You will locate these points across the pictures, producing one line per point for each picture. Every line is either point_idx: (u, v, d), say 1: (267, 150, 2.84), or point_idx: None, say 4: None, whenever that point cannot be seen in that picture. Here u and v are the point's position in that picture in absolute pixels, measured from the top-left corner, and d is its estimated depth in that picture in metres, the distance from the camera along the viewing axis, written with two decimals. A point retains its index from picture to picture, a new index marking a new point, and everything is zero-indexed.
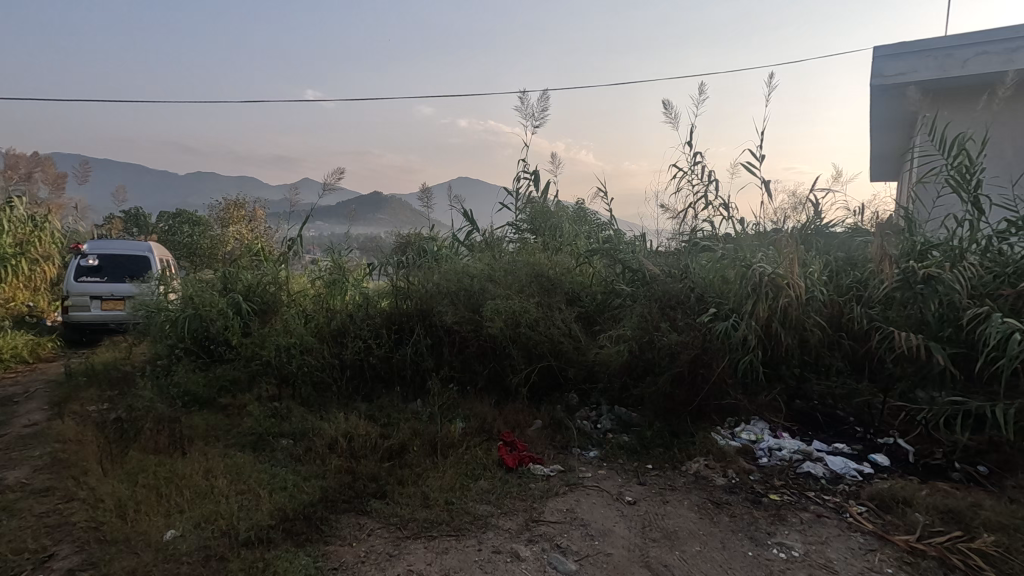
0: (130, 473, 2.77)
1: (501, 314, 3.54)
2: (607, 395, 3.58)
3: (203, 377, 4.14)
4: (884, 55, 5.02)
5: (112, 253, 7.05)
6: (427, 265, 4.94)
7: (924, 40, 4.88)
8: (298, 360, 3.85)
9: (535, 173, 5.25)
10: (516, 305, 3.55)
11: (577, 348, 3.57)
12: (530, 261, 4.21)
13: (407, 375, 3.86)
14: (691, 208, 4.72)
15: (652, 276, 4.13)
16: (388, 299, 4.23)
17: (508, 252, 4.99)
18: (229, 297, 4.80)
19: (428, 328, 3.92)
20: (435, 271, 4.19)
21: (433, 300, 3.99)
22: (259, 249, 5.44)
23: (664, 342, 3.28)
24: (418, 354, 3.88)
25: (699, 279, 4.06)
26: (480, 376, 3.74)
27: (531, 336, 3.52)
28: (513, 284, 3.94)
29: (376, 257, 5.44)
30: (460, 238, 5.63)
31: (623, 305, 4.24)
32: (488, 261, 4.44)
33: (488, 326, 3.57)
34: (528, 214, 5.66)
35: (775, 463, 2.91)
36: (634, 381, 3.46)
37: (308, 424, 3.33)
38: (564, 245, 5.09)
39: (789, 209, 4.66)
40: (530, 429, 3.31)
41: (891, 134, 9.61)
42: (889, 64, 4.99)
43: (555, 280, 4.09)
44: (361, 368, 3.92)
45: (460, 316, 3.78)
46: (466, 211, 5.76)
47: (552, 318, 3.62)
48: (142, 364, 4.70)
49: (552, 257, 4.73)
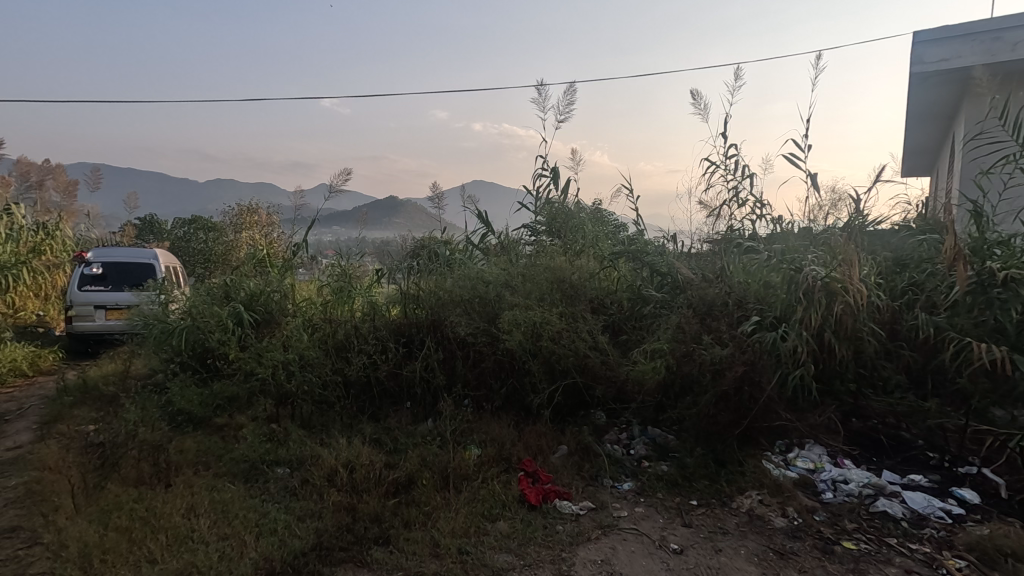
0: (103, 512, 2.45)
1: (520, 326, 3.18)
2: (640, 415, 3.19)
3: (200, 395, 3.84)
4: (923, 42, 4.66)
5: (118, 260, 6.86)
6: (440, 272, 4.57)
7: (967, 23, 4.51)
8: (298, 377, 3.52)
9: (554, 170, 4.88)
10: (536, 316, 3.18)
11: (606, 361, 3.18)
12: (552, 266, 3.85)
13: (417, 393, 3.51)
14: (725, 206, 4.31)
15: (686, 280, 3.80)
16: (397, 310, 3.91)
17: (525, 256, 4.62)
18: (230, 307, 4.52)
19: (438, 340, 3.57)
20: (448, 278, 3.90)
21: (448, 308, 3.67)
22: (264, 256, 5.18)
23: (706, 357, 2.89)
24: (428, 370, 3.51)
25: (738, 283, 3.67)
26: (497, 394, 3.37)
27: (554, 350, 3.15)
28: (532, 291, 3.59)
29: (385, 262, 5.10)
30: (474, 241, 5.31)
31: (653, 315, 3.86)
32: (504, 265, 4.09)
33: (506, 339, 3.21)
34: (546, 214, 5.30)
35: (842, 501, 2.50)
36: (671, 401, 3.07)
37: (307, 451, 3.00)
38: (586, 247, 4.70)
39: (828, 205, 4.23)
40: (555, 457, 2.93)
41: (928, 126, 9.07)
42: (929, 50, 4.63)
43: (578, 286, 3.72)
44: (366, 385, 3.59)
45: (474, 328, 3.43)
46: (480, 212, 5.40)
47: (577, 329, 3.23)
48: (138, 379, 4.43)
49: (573, 260, 4.37)
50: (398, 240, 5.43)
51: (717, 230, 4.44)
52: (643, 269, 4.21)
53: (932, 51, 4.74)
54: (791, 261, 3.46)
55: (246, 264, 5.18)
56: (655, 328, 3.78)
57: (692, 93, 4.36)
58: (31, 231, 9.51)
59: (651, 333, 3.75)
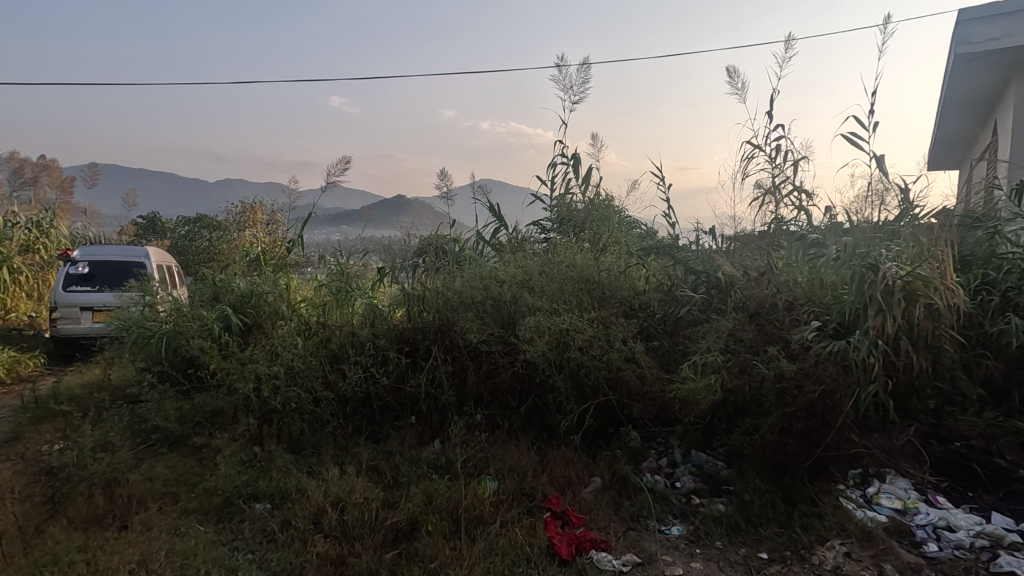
0: (36, 566, 2.00)
1: (543, 334, 2.69)
2: (685, 439, 2.72)
3: (176, 410, 3.39)
4: (971, 19, 4.24)
5: (106, 260, 6.45)
6: (446, 272, 4.09)
7: None
8: (285, 393, 3.06)
9: (574, 157, 4.38)
10: (562, 322, 2.69)
11: (645, 375, 2.68)
12: (575, 265, 3.36)
13: (422, 411, 3.05)
14: (772, 196, 3.84)
15: (731, 279, 3.32)
16: (400, 314, 3.44)
17: (542, 253, 4.13)
18: (217, 310, 4.08)
19: (448, 349, 3.10)
20: (457, 277, 3.44)
21: (458, 313, 3.22)
22: (261, 256, 4.80)
23: (769, 373, 2.39)
24: (435, 384, 3.04)
25: (794, 283, 3.16)
26: (515, 413, 2.91)
27: (582, 363, 2.66)
28: (554, 293, 3.11)
29: (390, 261, 4.64)
30: (485, 237, 4.84)
31: (691, 320, 3.36)
32: (519, 262, 3.60)
33: (526, 350, 2.73)
34: (563, 207, 4.86)
35: (951, 555, 2.00)
36: (724, 423, 2.59)
37: (293, 483, 2.54)
38: (612, 242, 4.20)
39: (870, 198, 3.73)
40: (587, 491, 2.46)
41: (966, 116, 8.51)
42: (978, 28, 4.24)
43: (606, 287, 3.23)
44: (364, 401, 3.13)
45: (489, 335, 2.96)
46: (491, 204, 4.89)
47: (610, 338, 2.75)
48: (115, 390, 3.99)
49: (598, 257, 3.89)
50: (403, 236, 4.96)
51: (761, 223, 3.92)
52: (677, 267, 3.71)
53: (975, 28, 4.27)
54: (859, 256, 2.93)
55: (239, 263, 4.78)
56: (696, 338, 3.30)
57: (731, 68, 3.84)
58: (23, 230, 9.14)
59: (689, 341, 3.25)
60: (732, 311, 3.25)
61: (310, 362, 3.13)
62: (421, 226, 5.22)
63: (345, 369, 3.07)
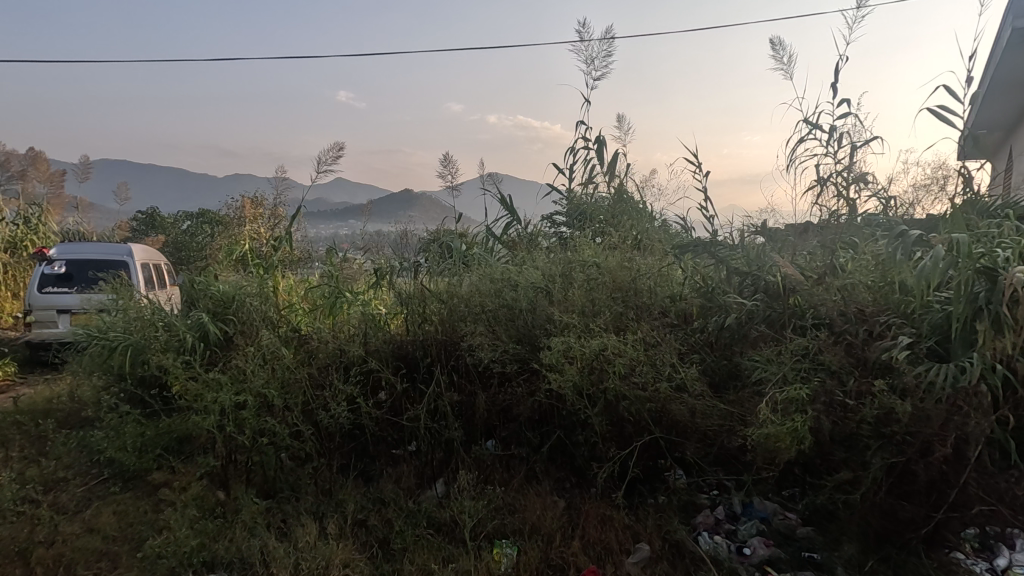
0: None
1: (572, 359, 2.14)
2: (750, 490, 2.19)
3: (126, 440, 2.80)
4: None
5: (86, 258, 5.98)
6: (450, 275, 3.55)
7: None
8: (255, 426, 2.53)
9: (596, 141, 3.81)
10: (597, 344, 2.13)
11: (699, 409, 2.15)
12: (603, 268, 2.80)
13: (423, 447, 2.52)
14: (833, 182, 3.24)
15: (789, 283, 2.69)
16: (395, 326, 2.91)
17: (560, 252, 3.57)
18: (190, 318, 3.58)
19: (454, 371, 2.57)
20: (466, 285, 2.90)
21: (466, 327, 2.70)
22: (244, 252, 4.34)
23: (871, 415, 1.83)
24: (438, 415, 2.51)
25: (872, 286, 2.54)
26: (537, 454, 2.39)
27: (622, 395, 2.12)
28: (582, 304, 2.57)
29: (390, 257, 4.05)
30: (496, 232, 4.30)
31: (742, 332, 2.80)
32: (535, 263, 3.05)
33: (551, 377, 2.18)
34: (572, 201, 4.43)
35: None
36: (804, 474, 2.06)
37: (261, 548, 2.05)
38: (642, 239, 3.62)
39: (927, 186, 3.24)
40: (631, 563, 1.94)
41: (1014, 98, 7.86)
42: None
43: (643, 294, 2.67)
44: (354, 434, 2.61)
45: (505, 357, 2.43)
46: (504, 196, 4.42)
47: (655, 363, 2.19)
48: (74, 410, 3.50)
49: (627, 256, 3.34)
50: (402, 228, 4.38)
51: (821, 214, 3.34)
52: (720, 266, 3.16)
53: None
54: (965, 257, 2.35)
55: (221, 264, 4.29)
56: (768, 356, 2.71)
57: (777, 40, 3.01)
58: (11, 226, 8.69)
59: (742, 358, 2.71)
60: (793, 322, 2.68)
61: (286, 384, 2.59)
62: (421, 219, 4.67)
63: (329, 397, 2.54)
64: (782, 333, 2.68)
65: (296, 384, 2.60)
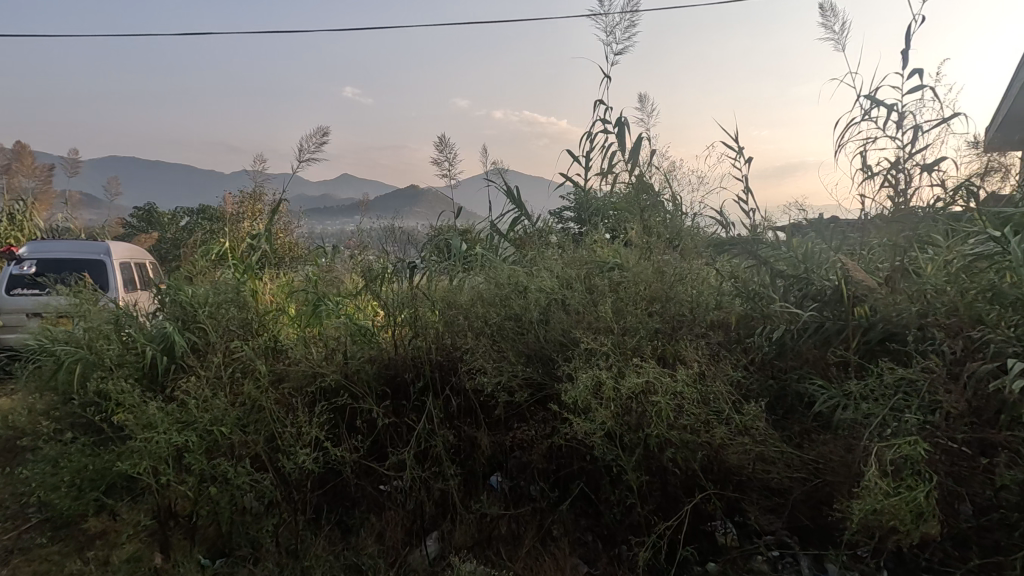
0: None
1: (602, 398, 1.64)
2: (828, 566, 1.72)
3: (60, 479, 2.36)
4: None
5: (62, 259, 5.59)
6: (447, 281, 3.08)
7: None
8: (202, 474, 2.05)
9: (616, 123, 3.29)
10: (633, 378, 1.63)
11: (761, 456, 1.70)
12: (631, 273, 2.32)
13: (413, 500, 2.04)
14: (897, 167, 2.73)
15: (861, 292, 2.20)
16: (383, 342, 2.43)
17: (574, 249, 3.07)
18: (151, 330, 3.13)
19: (454, 398, 2.14)
20: (463, 299, 2.47)
21: (467, 345, 2.24)
22: (220, 250, 3.88)
23: None
24: (433, 459, 2.06)
25: (972, 286, 1.98)
26: (553, 510, 1.94)
27: (665, 446, 1.63)
28: (606, 321, 2.10)
29: (386, 252, 3.29)
30: (501, 229, 3.85)
31: (799, 352, 2.32)
32: (549, 266, 2.56)
33: (574, 420, 1.68)
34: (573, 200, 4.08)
35: None
36: (903, 551, 1.60)
37: None
38: (671, 233, 3.11)
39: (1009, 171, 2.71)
40: None
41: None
42: None
43: (683, 306, 2.17)
44: (330, 480, 2.14)
45: (512, 382, 2.06)
46: (509, 188, 3.87)
47: (706, 403, 1.72)
48: (17, 434, 3.06)
49: (655, 256, 2.84)
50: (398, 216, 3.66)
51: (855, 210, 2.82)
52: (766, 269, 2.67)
53: None
54: None
55: (195, 259, 3.77)
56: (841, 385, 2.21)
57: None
58: None
59: (798, 383, 2.26)
60: (862, 339, 2.21)
61: (250, 414, 2.15)
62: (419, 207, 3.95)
63: (296, 436, 2.07)
64: (853, 354, 2.18)
65: (261, 414, 2.14)
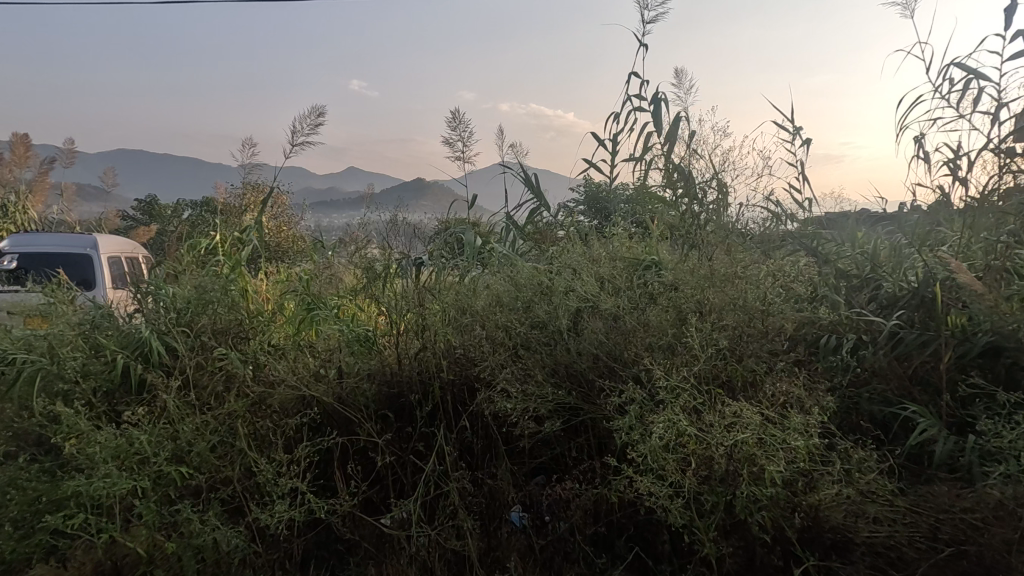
0: None
1: (670, 449, 1.25)
2: None
3: (1, 515, 1.98)
4: None
5: (46, 253, 5.30)
6: (458, 279, 2.69)
7: None
8: (161, 522, 1.68)
9: (652, 99, 2.86)
10: (712, 424, 1.24)
11: (872, 516, 1.32)
12: (679, 277, 1.93)
13: (420, 560, 1.66)
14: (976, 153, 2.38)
15: (956, 298, 1.94)
16: (385, 354, 2.07)
17: (604, 240, 2.66)
18: (124, 332, 2.74)
19: (470, 426, 1.85)
20: (478, 305, 2.09)
21: (487, 363, 1.86)
22: (209, 244, 3.40)
23: None
24: (449, 506, 1.70)
25: None
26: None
27: (752, 511, 1.25)
28: (655, 335, 1.73)
29: (385, 245, 2.76)
30: (518, 222, 3.41)
31: (881, 370, 1.94)
32: (577, 263, 2.17)
33: (633, 476, 1.30)
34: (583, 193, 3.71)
35: None
36: None
37: None
38: (713, 222, 2.69)
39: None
40: None
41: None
42: None
43: (751, 313, 1.77)
44: (320, 531, 1.77)
45: (541, 409, 1.77)
46: (527, 175, 3.42)
47: (810, 465, 1.28)
48: None
49: (701, 252, 2.44)
50: (400, 199, 3.12)
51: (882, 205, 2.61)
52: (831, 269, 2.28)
53: None
54: None
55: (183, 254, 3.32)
56: (936, 413, 1.84)
57: None
58: None
59: (880, 404, 1.92)
60: (957, 351, 1.90)
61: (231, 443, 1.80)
62: (423, 196, 3.40)
63: (274, 481, 1.68)
64: (952, 377, 1.81)
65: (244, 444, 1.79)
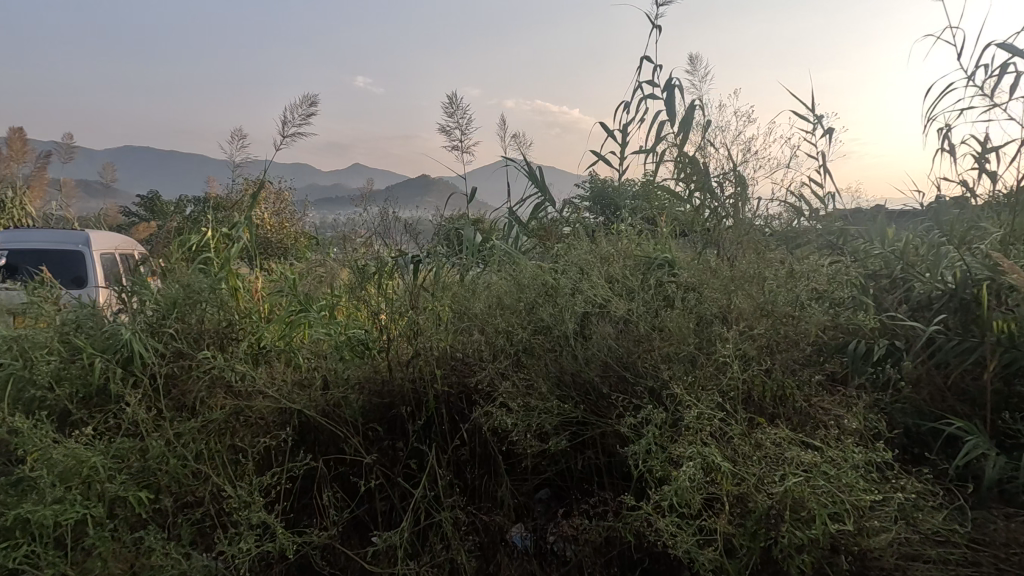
0: None
1: (696, 480, 1.08)
2: None
3: None
4: None
5: (37, 249, 5.16)
6: (456, 278, 2.51)
7: None
8: (127, 550, 1.53)
9: (665, 85, 2.67)
10: (746, 454, 1.08)
11: (930, 559, 1.14)
12: (697, 279, 1.76)
13: None
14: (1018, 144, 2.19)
15: (1003, 302, 1.76)
16: (376, 361, 1.90)
17: (612, 237, 2.47)
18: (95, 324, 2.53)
19: (466, 442, 1.71)
20: (476, 308, 1.91)
21: (486, 373, 1.70)
22: (198, 240, 3.04)
23: None
24: (438, 538, 1.59)
25: None
26: None
27: (789, 555, 1.07)
28: (673, 343, 1.55)
29: (386, 245, 2.56)
30: (522, 217, 3.15)
31: (921, 380, 1.75)
32: (585, 262, 1.98)
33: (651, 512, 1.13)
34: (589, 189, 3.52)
35: None
36: None
37: None
38: (730, 218, 2.50)
39: None
40: None
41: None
42: None
43: (778, 319, 1.59)
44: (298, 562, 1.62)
45: (546, 425, 1.61)
46: (532, 168, 3.18)
47: (867, 510, 1.07)
48: None
49: (720, 251, 2.26)
50: (393, 191, 2.89)
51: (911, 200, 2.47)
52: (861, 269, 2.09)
53: None
54: None
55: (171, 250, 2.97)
56: (982, 430, 1.66)
57: None
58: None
59: (919, 420, 1.74)
60: (1006, 361, 1.71)
61: (208, 457, 1.66)
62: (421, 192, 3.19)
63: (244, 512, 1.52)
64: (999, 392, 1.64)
65: (223, 458, 1.66)
